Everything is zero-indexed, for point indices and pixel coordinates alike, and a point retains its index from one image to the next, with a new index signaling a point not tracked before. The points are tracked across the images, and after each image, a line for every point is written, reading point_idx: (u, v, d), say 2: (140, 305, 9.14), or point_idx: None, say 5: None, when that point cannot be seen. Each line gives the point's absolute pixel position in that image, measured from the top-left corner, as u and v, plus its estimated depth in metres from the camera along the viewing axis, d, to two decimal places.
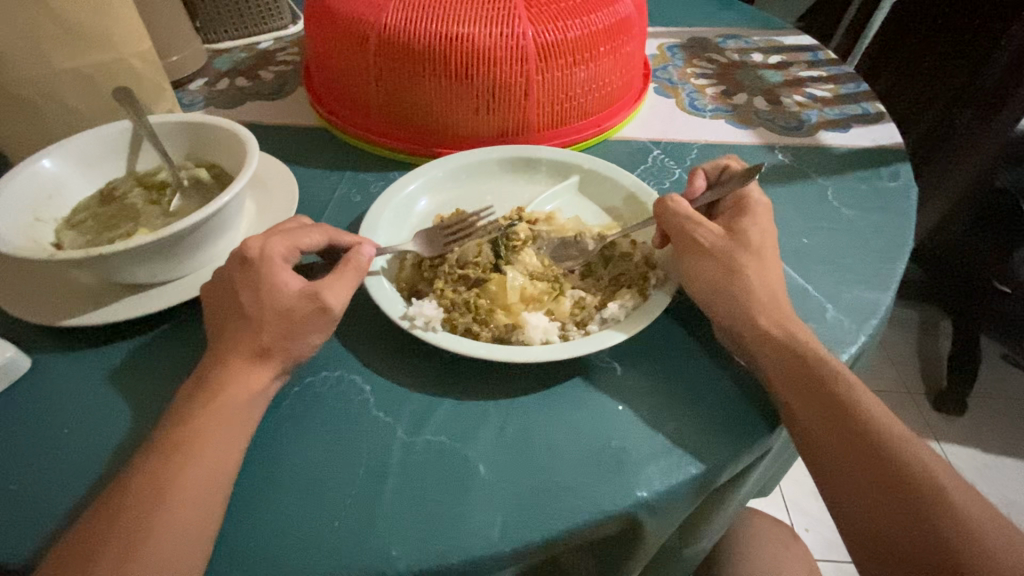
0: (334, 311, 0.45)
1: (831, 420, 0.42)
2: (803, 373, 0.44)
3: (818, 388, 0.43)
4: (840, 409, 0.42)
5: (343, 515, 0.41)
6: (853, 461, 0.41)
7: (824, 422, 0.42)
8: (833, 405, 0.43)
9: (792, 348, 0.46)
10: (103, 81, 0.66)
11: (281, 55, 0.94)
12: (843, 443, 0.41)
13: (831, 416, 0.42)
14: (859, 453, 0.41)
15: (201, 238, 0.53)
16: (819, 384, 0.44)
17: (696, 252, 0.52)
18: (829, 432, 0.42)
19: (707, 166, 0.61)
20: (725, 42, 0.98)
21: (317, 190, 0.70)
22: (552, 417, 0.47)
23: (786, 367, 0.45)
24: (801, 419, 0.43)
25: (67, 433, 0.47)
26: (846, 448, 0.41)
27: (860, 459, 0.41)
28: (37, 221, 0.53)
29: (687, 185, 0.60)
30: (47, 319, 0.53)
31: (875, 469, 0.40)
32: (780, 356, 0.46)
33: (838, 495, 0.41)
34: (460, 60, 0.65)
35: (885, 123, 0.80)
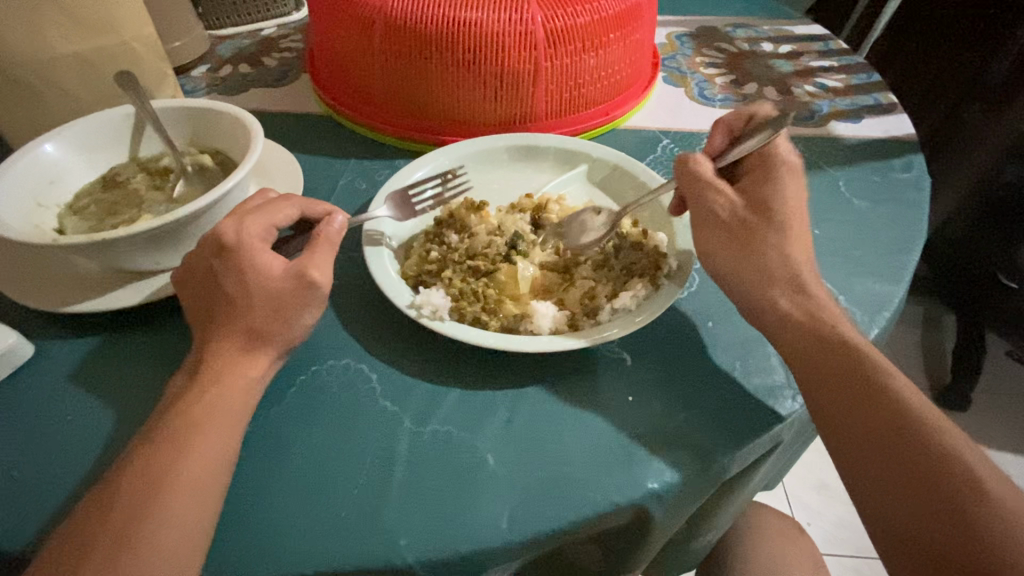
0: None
1: (851, 400, 0.41)
2: (826, 353, 0.43)
3: (839, 367, 0.42)
4: (862, 387, 0.41)
5: (349, 505, 0.41)
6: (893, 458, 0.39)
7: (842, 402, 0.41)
8: (859, 384, 0.41)
9: (815, 330, 0.45)
10: (104, 65, 0.65)
11: (284, 42, 0.93)
12: (863, 423, 0.40)
13: (854, 396, 0.41)
14: (886, 438, 0.39)
15: (204, 224, 0.52)
16: (839, 365, 0.42)
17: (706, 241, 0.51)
18: (849, 411, 0.41)
19: (732, 116, 0.58)
20: (735, 31, 0.96)
21: (321, 177, 0.70)
22: (561, 409, 0.46)
23: (808, 346, 0.44)
24: (822, 399, 0.42)
25: (69, 420, 0.46)
26: (867, 430, 0.40)
27: (883, 445, 0.39)
28: (39, 207, 0.53)
29: (705, 143, 0.58)
30: (49, 305, 0.52)
31: (895, 450, 0.39)
32: (799, 336, 0.45)
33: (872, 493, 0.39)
34: (467, 46, 0.64)
35: (898, 114, 0.79)
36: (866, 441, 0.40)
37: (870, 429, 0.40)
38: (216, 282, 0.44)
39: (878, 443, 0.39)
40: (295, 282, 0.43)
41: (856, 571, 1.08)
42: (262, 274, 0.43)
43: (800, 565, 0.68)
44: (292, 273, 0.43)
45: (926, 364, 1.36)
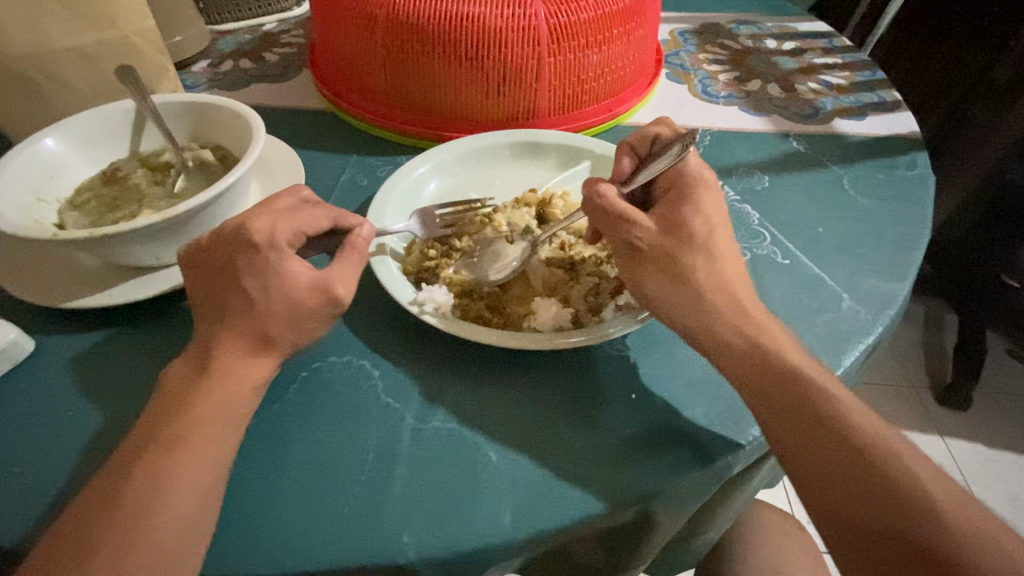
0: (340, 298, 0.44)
1: (803, 429, 0.39)
2: (779, 377, 0.41)
3: (787, 394, 0.40)
4: (810, 397, 0.40)
5: (351, 501, 0.40)
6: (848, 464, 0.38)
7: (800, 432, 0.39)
8: (813, 412, 0.39)
9: (765, 352, 0.42)
10: (104, 60, 0.64)
11: (286, 37, 0.92)
12: (818, 454, 0.38)
13: (810, 426, 0.39)
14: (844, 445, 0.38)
15: (205, 220, 0.52)
16: (790, 391, 0.40)
17: None
18: (806, 442, 0.39)
19: (634, 139, 0.56)
20: (738, 28, 0.96)
21: (323, 173, 0.69)
22: (562, 407, 0.46)
23: (755, 373, 0.41)
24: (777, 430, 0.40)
25: (70, 416, 0.46)
26: (827, 461, 0.38)
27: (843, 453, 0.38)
28: (40, 201, 0.52)
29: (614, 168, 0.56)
30: (49, 301, 0.52)
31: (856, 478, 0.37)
32: (747, 362, 0.42)
33: (834, 504, 0.37)
34: (470, 41, 0.63)
35: (902, 112, 0.78)
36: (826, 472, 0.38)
37: (828, 459, 0.38)
38: (218, 278, 0.44)
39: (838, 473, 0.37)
40: (297, 280, 0.43)
41: None
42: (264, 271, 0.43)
43: (801, 563, 0.68)
44: (294, 271, 0.43)
45: (927, 363, 1.36)
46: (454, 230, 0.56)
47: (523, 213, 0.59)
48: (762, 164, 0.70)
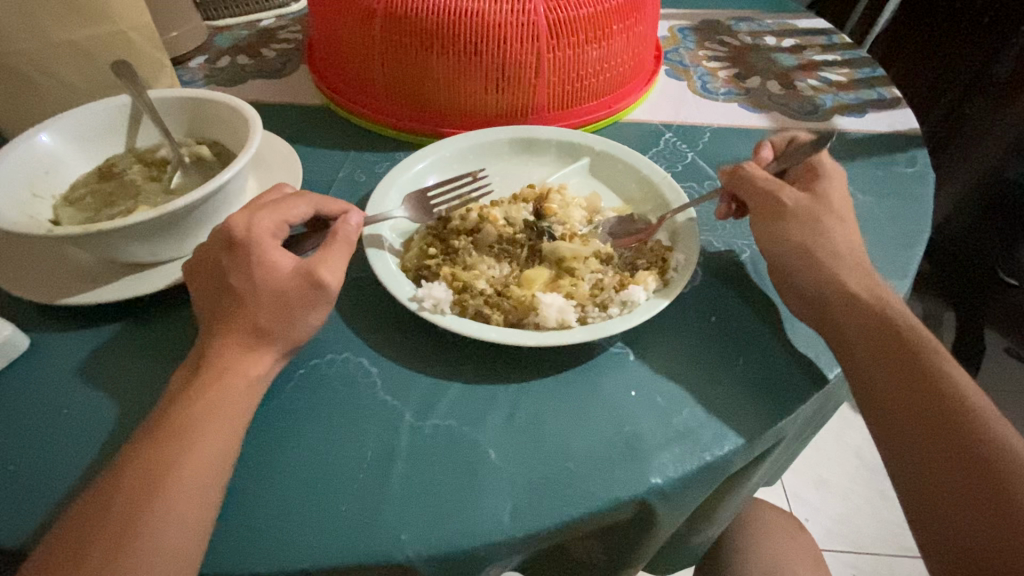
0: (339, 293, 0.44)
1: (908, 399, 0.41)
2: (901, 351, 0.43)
3: (902, 361, 0.43)
4: (902, 362, 0.43)
5: (349, 499, 0.40)
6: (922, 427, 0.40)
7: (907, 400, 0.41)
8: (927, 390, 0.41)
9: (840, 323, 0.46)
10: (100, 55, 0.64)
11: (283, 33, 0.92)
12: (920, 425, 0.40)
13: (920, 401, 0.41)
14: (925, 411, 0.40)
15: (201, 216, 0.52)
16: (909, 364, 0.42)
17: None
18: (912, 412, 0.41)
19: (775, 138, 0.61)
20: (737, 25, 0.95)
21: (321, 169, 0.69)
22: (561, 401, 0.46)
23: (874, 343, 0.44)
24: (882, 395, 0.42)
25: (64, 414, 0.45)
26: (924, 429, 0.40)
27: (921, 417, 0.40)
28: (35, 197, 0.52)
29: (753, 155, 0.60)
30: (44, 297, 0.51)
31: (957, 454, 0.39)
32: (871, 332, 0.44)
33: (904, 460, 0.40)
34: (469, 37, 0.63)
35: (902, 109, 0.78)
36: (925, 443, 0.40)
37: (931, 430, 0.40)
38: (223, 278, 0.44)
39: (929, 432, 0.40)
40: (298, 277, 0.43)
41: (853, 566, 1.09)
42: (263, 269, 0.43)
43: (800, 560, 0.68)
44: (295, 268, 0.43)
45: None
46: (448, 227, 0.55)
47: (520, 208, 0.58)
48: None
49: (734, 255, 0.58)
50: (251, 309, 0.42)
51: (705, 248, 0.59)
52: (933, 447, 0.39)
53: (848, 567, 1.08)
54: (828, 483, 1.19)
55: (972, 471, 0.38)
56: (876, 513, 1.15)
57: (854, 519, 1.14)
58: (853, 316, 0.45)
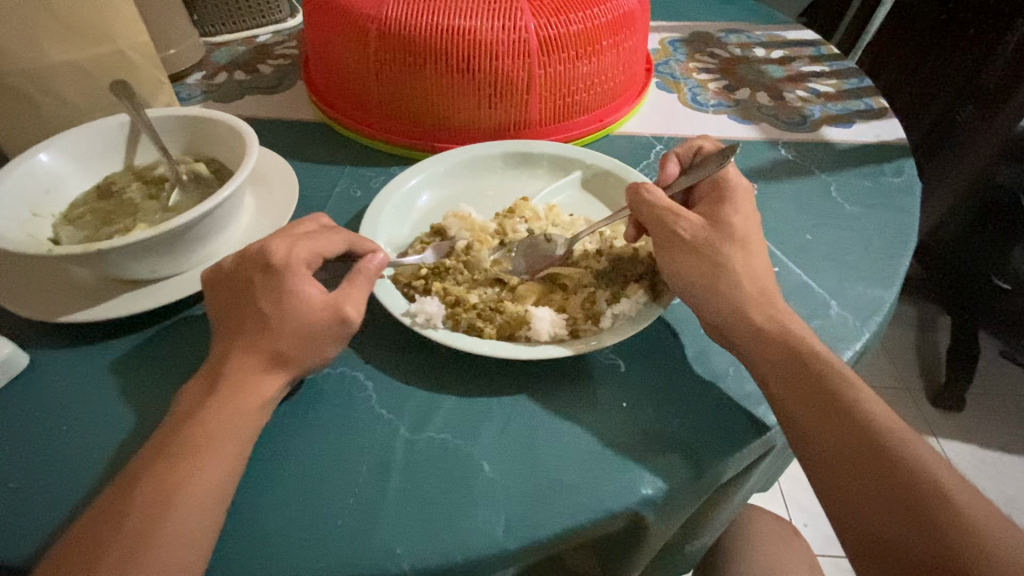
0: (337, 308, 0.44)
1: (850, 444, 0.40)
2: (802, 366, 0.43)
3: (805, 380, 0.43)
4: (817, 396, 0.42)
5: (345, 514, 0.41)
6: (855, 461, 0.39)
7: (828, 430, 0.41)
8: (830, 404, 0.42)
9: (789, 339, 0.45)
10: (99, 74, 0.65)
11: (280, 49, 0.93)
12: (833, 445, 0.40)
13: (828, 420, 0.41)
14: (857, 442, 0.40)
15: (199, 234, 0.53)
16: (811, 380, 0.43)
17: (681, 254, 0.49)
18: (823, 431, 0.41)
19: (680, 150, 0.60)
20: (727, 37, 0.97)
21: (317, 184, 0.70)
22: (545, 416, 0.47)
23: (789, 376, 0.43)
24: (792, 417, 0.42)
25: (65, 431, 0.46)
26: (838, 443, 0.40)
27: (853, 450, 0.40)
28: (35, 216, 0.53)
29: (660, 172, 0.59)
30: (45, 315, 0.52)
31: (869, 467, 0.39)
32: (768, 350, 0.45)
33: (843, 495, 0.39)
34: (461, 54, 0.64)
35: (888, 119, 0.80)
36: (841, 459, 0.40)
37: (863, 463, 0.39)
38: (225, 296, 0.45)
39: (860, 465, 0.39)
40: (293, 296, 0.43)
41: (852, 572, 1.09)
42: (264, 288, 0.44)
43: (796, 567, 0.69)
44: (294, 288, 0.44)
45: (920, 365, 1.36)
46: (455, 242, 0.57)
47: (513, 223, 0.59)
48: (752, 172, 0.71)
49: None
50: (252, 326, 0.43)
51: None
52: (867, 480, 0.39)
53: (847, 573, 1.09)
54: None
55: (908, 497, 0.38)
56: None
57: None
58: (751, 333, 0.46)
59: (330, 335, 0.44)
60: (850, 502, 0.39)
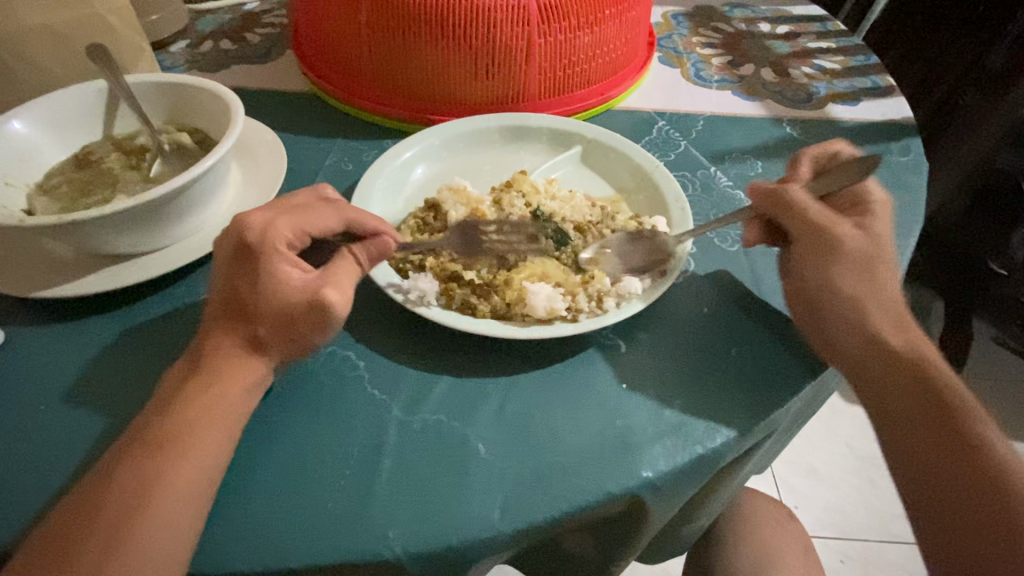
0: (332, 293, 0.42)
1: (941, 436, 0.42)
2: (898, 362, 0.44)
3: (908, 376, 0.44)
4: (928, 392, 0.43)
5: (336, 496, 0.39)
6: (938, 454, 0.41)
7: (915, 420, 0.43)
8: (929, 399, 0.43)
9: None
10: (74, 39, 0.62)
11: (268, 18, 0.89)
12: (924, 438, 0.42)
13: (924, 413, 0.43)
14: (943, 434, 0.42)
15: (182, 205, 0.50)
16: (910, 367, 0.44)
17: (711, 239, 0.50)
18: (905, 404, 0.43)
19: (816, 151, 0.57)
20: (732, 11, 0.94)
21: (307, 157, 0.67)
22: (548, 395, 0.45)
23: (903, 372, 0.44)
24: (885, 408, 0.44)
25: (42, 410, 0.44)
26: (923, 414, 0.43)
27: (942, 442, 0.42)
28: (7, 186, 0.50)
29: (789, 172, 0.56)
30: (20, 290, 0.50)
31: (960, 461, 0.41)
32: (863, 340, 0.45)
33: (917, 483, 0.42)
34: (457, 21, 0.61)
35: (896, 97, 0.77)
36: (931, 451, 0.42)
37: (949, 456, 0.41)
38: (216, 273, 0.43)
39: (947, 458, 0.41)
40: (278, 276, 0.41)
41: (842, 554, 1.10)
42: (238, 259, 0.42)
43: (790, 550, 0.69)
44: (285, 271, 0.41)
45: None
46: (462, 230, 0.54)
47: (511, 198, 0.57)
48: (757, 150, 0.69)
49: (727, 245, 0.57)
50: (239, 307, 0.41)
51: (699, 239, 0.58)
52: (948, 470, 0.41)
53: (837, 554, 1.10)
54: (817, 472, 1.20)
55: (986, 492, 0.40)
56: (865, 501, 1.16)
57: (842, 506, 1.15)
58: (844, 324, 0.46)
59: (314, 325, 0.40)
60: (921, 489, 0.42)
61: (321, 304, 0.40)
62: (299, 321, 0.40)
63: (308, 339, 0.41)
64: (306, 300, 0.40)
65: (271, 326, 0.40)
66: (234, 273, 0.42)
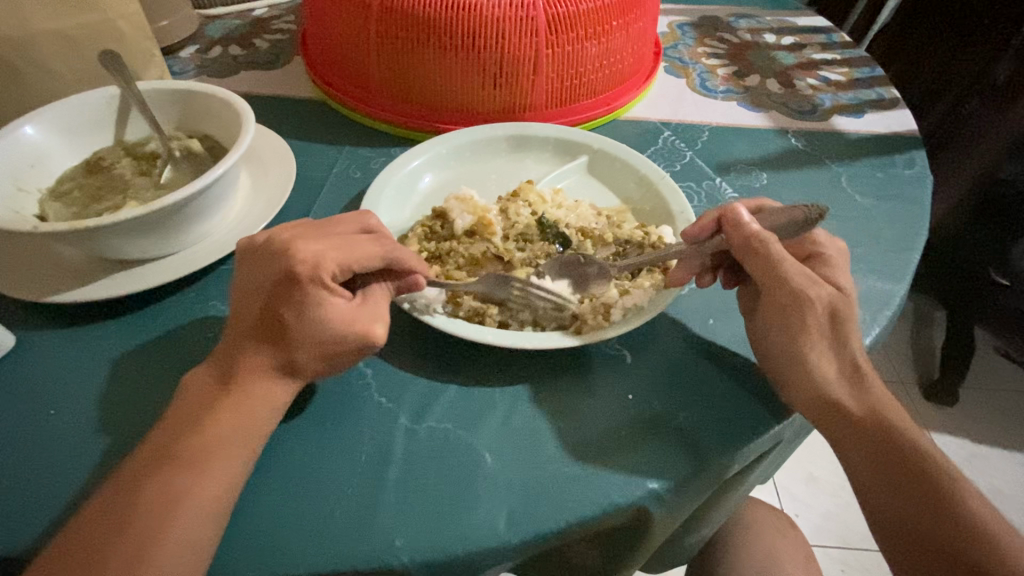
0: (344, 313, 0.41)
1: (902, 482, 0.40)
2: (865, 428, 0.42)
3: (862, 420, 0.42)
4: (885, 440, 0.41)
5: (343, 504, 0.40)
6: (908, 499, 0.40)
7: (879, 467, 0.41)
8: (892, 452, 0.41)
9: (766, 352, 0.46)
10: (87, 45, 0.62)
11: (277, 23, 0.90)
12: (901, 512, 0.40)
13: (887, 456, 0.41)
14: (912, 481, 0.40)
15: (192, 212, 0.51)
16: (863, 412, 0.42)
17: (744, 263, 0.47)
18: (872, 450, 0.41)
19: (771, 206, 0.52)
20: (737, 22, 0.94)
21: (316, 164, 0.68)
22: (550, 405, 0.45)
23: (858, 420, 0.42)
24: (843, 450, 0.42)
25: (53, 415, 0.45)
26: (883, 461, 0.41)
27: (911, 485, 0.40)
28: (20, 191, 0.51)
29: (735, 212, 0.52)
30: (31, 295, 0.50)
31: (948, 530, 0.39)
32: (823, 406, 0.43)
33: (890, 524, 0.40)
34: (467, 31, 0.62)
35: (901, 110, 0.78)
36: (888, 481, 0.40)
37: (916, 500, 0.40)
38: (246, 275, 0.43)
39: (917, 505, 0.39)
40: (324, 307, 0.40)
41: (842, 562, 1.10)
42: (270, 286, 0.41)
43: (791, 560, 0.69)
44: (332, 304, 0.41)
45: (916, 360, 1.36)
46: (468, 241, 0.54)
47: (517, 208, 0.57)
48: (762, 161, 0.70)
49: None
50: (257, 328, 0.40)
51: None
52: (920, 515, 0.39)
53: (837, 563, 1.10)
54: (818, 481, 1.19)
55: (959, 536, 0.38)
56: None
57: (843, 516, 1.15)
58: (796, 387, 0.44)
59: (354, 352, 0.41)
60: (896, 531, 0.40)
61: (368, 340, 0.41)
62: (331, 342, 0.40)
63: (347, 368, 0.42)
64: (353, 336, 0.41)
65: (311, 356, 0.40)
66: (275, 302, 0.41)
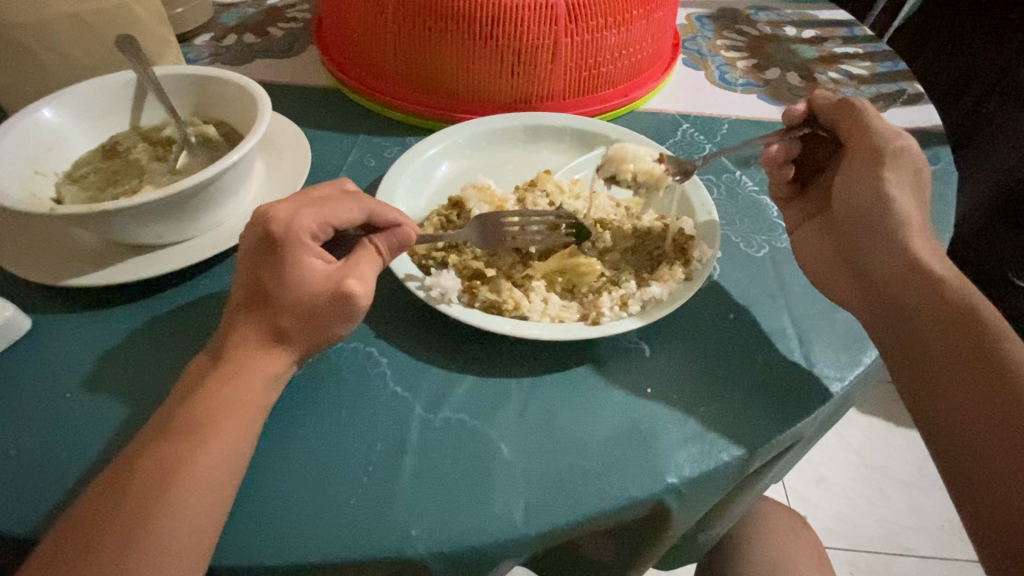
0: (357, 298, 0.41)
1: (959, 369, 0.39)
2: (919, 327, 0.42)
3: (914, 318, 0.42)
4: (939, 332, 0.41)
5: (358, 492, 0.39)
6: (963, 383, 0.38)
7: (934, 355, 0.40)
8: (957, 343, 0.40)
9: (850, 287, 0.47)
10: (104, 30, 0.62)
11: (291, 12, 0.89)
12: (961, 396, 0.38)
13: (943, 342, 0.40)
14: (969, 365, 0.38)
15: (208, 197, 0.50)
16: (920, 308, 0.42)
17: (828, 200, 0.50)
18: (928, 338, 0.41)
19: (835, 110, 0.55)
20: (757, 14, 0.93)
21: (330, 152, 0.67)
22: (569, 395, 0.45)
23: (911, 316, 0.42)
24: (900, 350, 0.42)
25: (69, 399, 0.44)
26: (941, 351, 0.40)
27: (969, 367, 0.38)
28: (38, 174, 0.51)
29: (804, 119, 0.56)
30: (47, 278, 0.50)
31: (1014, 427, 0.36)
32: (893, 287, 0.44)
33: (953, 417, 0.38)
34: (485, 18, 0.61)
35: (925, 105, 0.76)
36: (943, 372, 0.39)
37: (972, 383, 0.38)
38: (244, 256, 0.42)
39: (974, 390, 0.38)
40: (304, 270, 0.41)
41: (851, 563, 1.09)
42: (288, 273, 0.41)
43: (802, 559, 0.68)
44: (310, 265, 0.41)
45: None
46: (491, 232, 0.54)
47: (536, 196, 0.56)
48: None
49: (753, 250, 0.57)
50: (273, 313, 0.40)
51: (725, 244, 0.58)
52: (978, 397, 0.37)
53: (846, 565, 1.09)
54: (827, 482, 1.18)
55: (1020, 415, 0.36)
56: (875, 512, 1.15)
57: (853, 518, 1.14)
58: (855, 282, 0.48)
59: (336, 314, 0.41)
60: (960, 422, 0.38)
61: (347, 297, 0.40)
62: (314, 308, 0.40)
63: (336, 331, 0.41)
64: (333, 293, 0.40)
65: (296, 320, 0.40)
66: (257, 268, 0.41)
